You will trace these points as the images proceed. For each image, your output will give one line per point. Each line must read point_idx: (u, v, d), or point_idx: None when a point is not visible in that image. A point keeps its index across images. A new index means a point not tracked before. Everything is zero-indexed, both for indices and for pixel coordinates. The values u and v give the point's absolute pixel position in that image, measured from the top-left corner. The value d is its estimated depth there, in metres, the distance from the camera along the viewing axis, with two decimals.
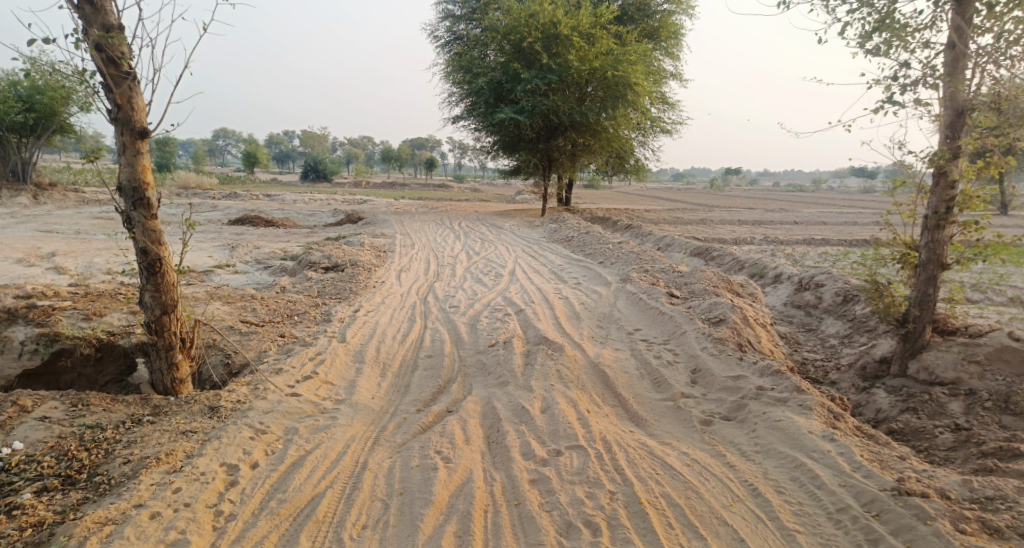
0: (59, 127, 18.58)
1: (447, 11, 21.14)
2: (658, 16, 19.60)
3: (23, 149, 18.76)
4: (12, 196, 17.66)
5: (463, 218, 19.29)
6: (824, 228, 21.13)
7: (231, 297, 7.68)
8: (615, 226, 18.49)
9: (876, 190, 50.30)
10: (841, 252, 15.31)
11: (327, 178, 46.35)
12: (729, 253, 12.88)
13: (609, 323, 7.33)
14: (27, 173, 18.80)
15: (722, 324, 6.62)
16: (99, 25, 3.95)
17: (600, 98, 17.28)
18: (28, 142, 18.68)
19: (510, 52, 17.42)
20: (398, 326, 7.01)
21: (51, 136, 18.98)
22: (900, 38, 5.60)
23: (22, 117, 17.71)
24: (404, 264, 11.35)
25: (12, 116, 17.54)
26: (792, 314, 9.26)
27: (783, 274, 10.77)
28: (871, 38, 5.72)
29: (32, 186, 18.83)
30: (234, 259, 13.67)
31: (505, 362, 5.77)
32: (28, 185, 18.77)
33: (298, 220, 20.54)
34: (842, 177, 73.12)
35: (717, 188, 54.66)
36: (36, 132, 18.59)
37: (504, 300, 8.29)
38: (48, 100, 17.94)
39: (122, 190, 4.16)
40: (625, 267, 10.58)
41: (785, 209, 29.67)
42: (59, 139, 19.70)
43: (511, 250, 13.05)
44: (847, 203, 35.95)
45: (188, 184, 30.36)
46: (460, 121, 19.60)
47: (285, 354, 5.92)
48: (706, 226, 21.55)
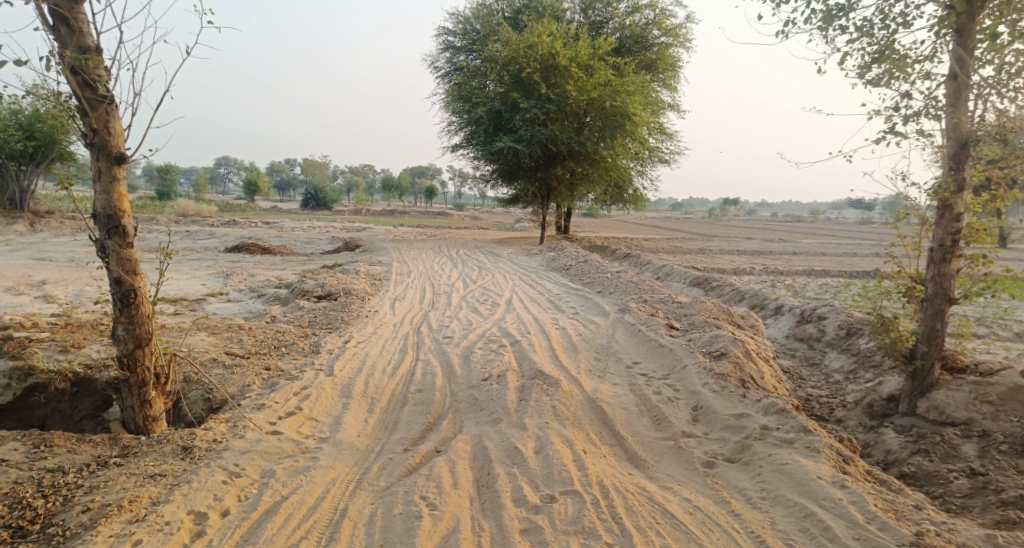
0: (59, 154, 18.54)
1: (447, 42, 21.29)
2: (656, 48, 19.75)
3: (23, 177, 18.70)
4: (8, 223, 17.51)
5: (461, 246, 19.15)
6: (824, 258, 21.00)
7: (218, 328, 7.46)
8: (614, 255, 18.36)
9: (873, 221, 50.45)
10: (842, 283, 15.15)
11: (327, 206, 46.40)
12: (729, 284, 12.71)
13: (607, 356, 7.10)
14: (25, 201, 18.69)
15: (723, 359, 6.41)
16: (75, 48, 3.81)
17: (598, 128, 17.28)
18: (27, 169, 18.62)
19: (509, 83, 17.48)
20: (389, 358, 6.78)
21: (50, 163, 18.93)
22: (901, 69, 5.49)
23: (22, 145, 17.67)
24: (399, 292, 11.14)
25: (12, 143, 17.50)
26: (795, 347, 9.05)
27: (785, 306, 10.57)
28: (872, 68, 5.61)
29: (29, 213, 18.70)
30: (228, 287, 13.46)
31: (498, 397, 5.53)
32: (25, 212, 18.64)
33: (295, 248, 20.39)
34: (840, 207, 73.58)
35: (715, 217, 54.75)
36: (35, 159, 18.55)
37: (499, 331, 8.07)
38: (49, 128, 17.93)
39: (97, 218, 3.98)
40: (624, 297, 10.39)
41: (784, 239, 29.63)
42: (58, 167, 19.64)
43: (508, 279, 12.86)
44: (846, 234, 35.95)
45: (187, 211, 30.30)
46: (459, 150, 19.58)
47: (268, 388, 5.68)
48: (705, 255, 21.43)
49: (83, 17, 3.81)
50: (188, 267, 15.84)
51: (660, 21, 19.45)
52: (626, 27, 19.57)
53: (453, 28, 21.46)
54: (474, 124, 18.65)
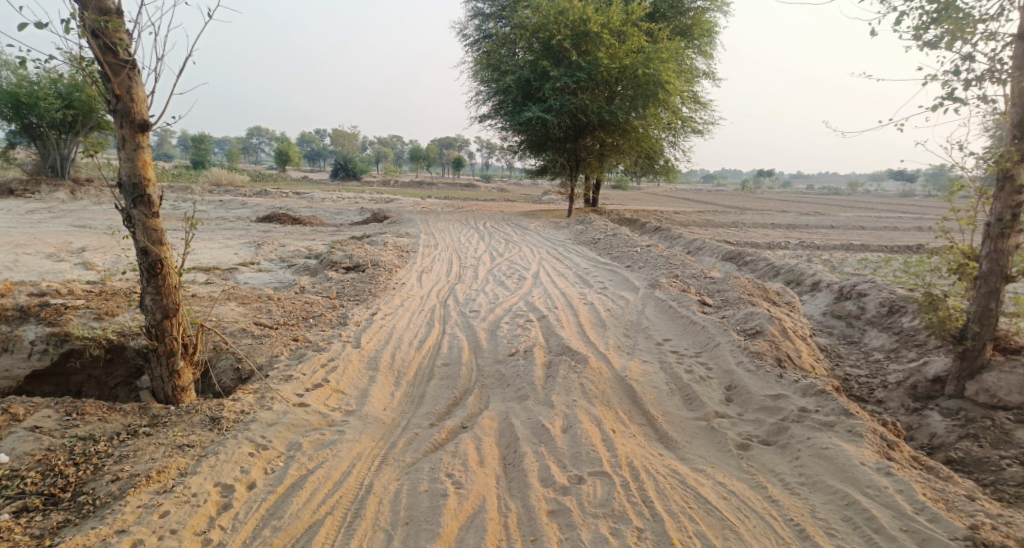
0: (97, 123, 18.79)
1: (476, 9, 20.87)
2: (692, 14, 19.08)
3: (63, 145, 19.03)
4: (49, 191, 17.84)
5: (489, 217, 18.99)
6: (862, 233, 20.36)
7: (248, 298, 7.49)
8: (644, 228, 18.04)
9: (914, 194, 48.79)
10: (882, 258, 14.66)
11: (357, 176, 46.55)
12: (763, 259, 12.37)
13: (637, 332, 6.95)
14: (65, 170, 19.05)
15: (758, 337, 6.21)
16: (96, 10, 3.74)
17: (630, 97, 16.84)
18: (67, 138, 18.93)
19: (539, 50, 17.07)
20: (415, 331, 6.73)
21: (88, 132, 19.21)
22: (961, 30, 5.14)
23: (61, 114, 17.93)
24: (426, 265, 11.08)
25: (52, 112, 17.77)
26: (832, 324, 8.77)
27: (822, 282, 10.24)
28: (929, 28, 5.27)
29: (68, 181, 19.04)
30: (259, 257, 13.56)
31: (525, 373, 5.44)
32: (65, 180, 18.98)
33: (324, 218, 20.46)
34: (879, 180, 71.37)
35: (747, 190, 53.47)
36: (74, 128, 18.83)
37: (526, 305, 7.95)
38: (86, 97, 18.19)
39: (122, 187, 3.93)
40: (654, 271, 10.17)
41: (820, 213, 28.81)
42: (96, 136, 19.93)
43: (536, 252, 12.72)
44: (884, 207, 34.87)
45: (220, 181, 30.62)
46: (488, 120, 19.31)
47: (296, 359, 5.67)
48: (738, 229, 20.95)
49: None
50: (221, 236, 16.00)
51: None
52: None
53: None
54: (503, 93, 18.33)
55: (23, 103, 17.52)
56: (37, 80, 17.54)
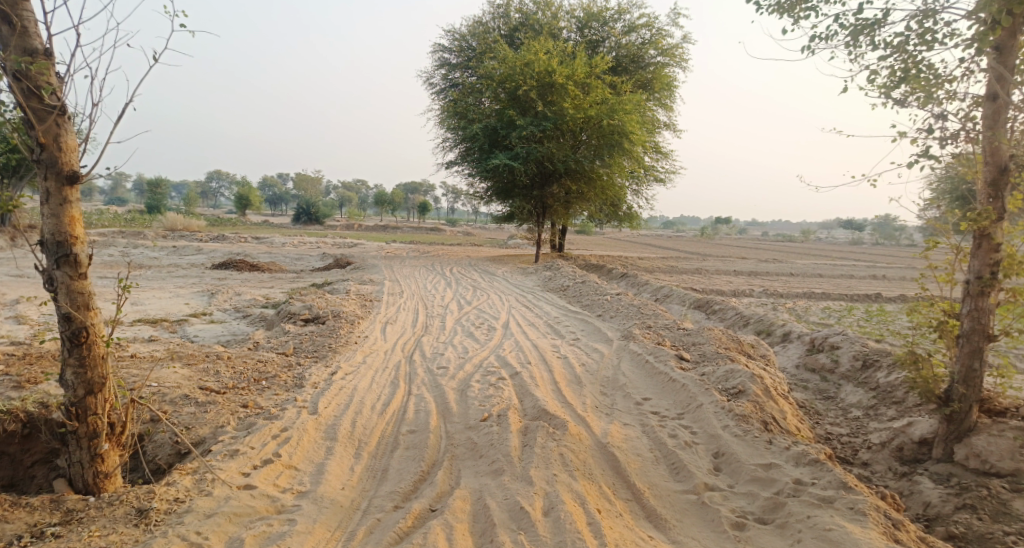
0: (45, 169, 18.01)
1: (442, 59, 20.97)
2: (652, 68, 19.51)
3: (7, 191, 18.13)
4: None
5: (454, 263, 18.63)
6: (822, 280, 20.69)
7: (194, 358, 6.90)
8: (610, 274, 17.93)
9: (863, 242, 50.52)
10: (845, 307, 14.80)
11: (319, 221, 45.87)
12: (732, 307, 12.27)
13: (614, 390, 6.59)
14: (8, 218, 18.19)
15: (742, 397, 5.91)
16: (18, 50, 3.32)
17: (595, 146, 16.96)
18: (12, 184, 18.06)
19: (505, 100, 17.08)
20: (378, 393, 6.23)
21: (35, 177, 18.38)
22: (931, 89, 5.08)
23: (7, 159, 17.13)
24: (390, 315, 10.61)
25: None
26: (807, 377, 8.56)
27: (793, 333, 10.10)
28: (899, 87, 5.22)
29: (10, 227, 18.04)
30: (212, 307, 12.86)
31: (499, 442, 5.01)
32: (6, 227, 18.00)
33: (285, 264, 19.82)
34: (831, 227, 73.93)
35: (706, 235, 54.54)
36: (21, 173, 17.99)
37: (497, 360, 7.53)
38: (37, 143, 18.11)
39: (44, 245, 3.46)
40: (626, 322, 9.89)
41: (779, 260, 29.35)
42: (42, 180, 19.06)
43: (504, 300, 12.37)
44: (838, 254, 35.85)
45: (176, 226, 29.58)
46: (454, 167, 19.16)
47: (245, 430, 5.13)
48: (702, 275, 21.04)
49: (28, 14, 3.32)
50: (172, 285, 15.22)
51: (656, 41, 19.25)
52: (622, 46, 19.37)
53: (448, 45, 21.15)
54: (469, 141, 18.23)
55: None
56: None
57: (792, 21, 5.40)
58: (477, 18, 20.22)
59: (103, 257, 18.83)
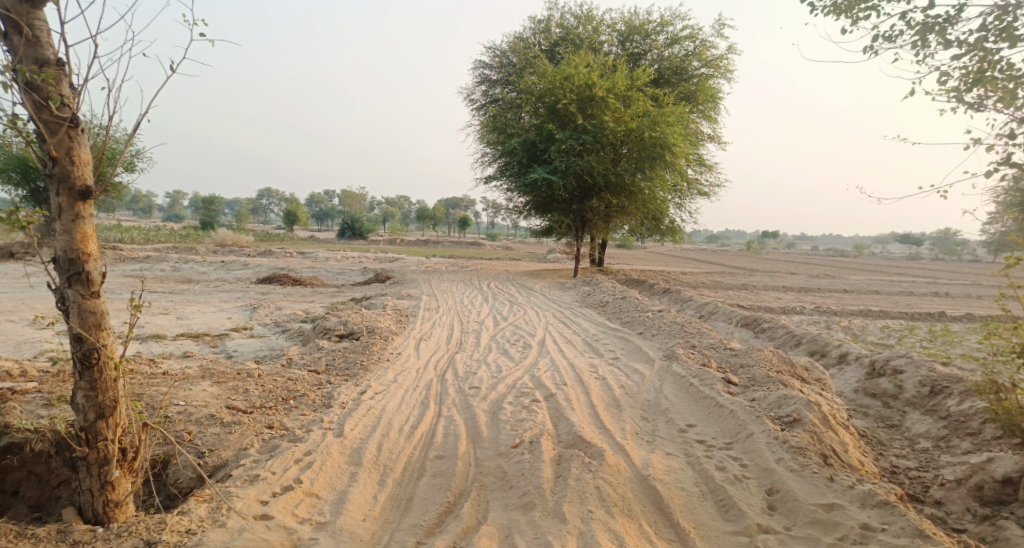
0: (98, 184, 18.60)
1: (483, 75, 20.92)
2: (695, 80, 19.03)
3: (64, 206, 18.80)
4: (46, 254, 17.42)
5: (493, 278, 18.39)
6: (878, 297, 19.72)
7: (224, 376, 6.76)
8: (652, 290, 17.43)
9: (920, 257, 48.42)
10: (904, 326, 13.98)
11: (362, 236, 46.43)
12: (782, 326, 11.66)
13: (656, 415, 6.20)
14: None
15: (797, 427, 5.45)
16: (29, 60, 3.21)
17: (636, 159, 16.61)
18: None
19: (544, 114, 16.85)
20: (407, 414, 5.98)
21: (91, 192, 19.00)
22: (1010, 90, 4.58)
23: None
24: (425, 331, 10.39)
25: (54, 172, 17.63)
26: (866, 402, 7.98)
27: (851, 355, 9.48)
28: (974, 88, 4.73)
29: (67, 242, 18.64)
30: (252, 321, 12.91)
31: (531, 472, 4.68)
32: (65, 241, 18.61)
33: (326, 279, 19.93)
34: (886, 242, 71.15)
35: (752, 250, 53.14)
36: None
37: (532, 381, 7.19)
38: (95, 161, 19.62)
39: (56, 262, 3.31)
40: (669, 340, 9.44)
41: (831, 275, 28.24)
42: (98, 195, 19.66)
43: (542, 316, 12.05)
44: (894, 270, 34.33)
45: (225, 241, 30.21)
46: (493, 182, 19.00)
47: (267, 453, 4.94)
48: (749, 291, 20.29)
49: (40, 24, 3.22)
50: (216, 299, 15.38)
51: (700, 52, 18.82)
52: (664, 58, 19.01)
53: (489, 61, 21.12)
54: (508, 155, 18.02)
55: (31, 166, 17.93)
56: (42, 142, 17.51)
57: (851, 22, 4.97)
58: (517, 34, 20.14)
59: (153, 271, 19.29)
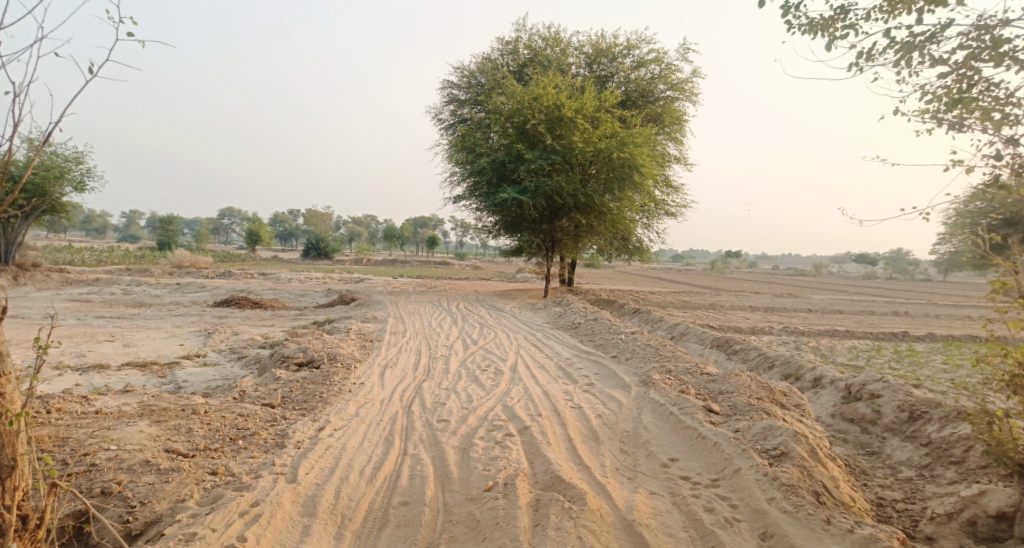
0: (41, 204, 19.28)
1: (451, 95, 20.65)
2: (662, 102, 19.06)
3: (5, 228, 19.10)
4: None
5: (462, 299, 17.95)
6: (842, 317, 19.86)
7: (166, 414, 6.17)
8: (622, 310, 17.19)
9: (877, 277, 49.63)
10: (872, 346, 13.98)
11: (328, 256, 45.48)
12: (754, 348, 11.47)
13: (636, 448, 5.83)
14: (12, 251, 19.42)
15: (785, 461, 5.13)
16: None
17: (604, 180, 16.46)
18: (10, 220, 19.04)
19: (513, 134, 16.61)
20: (369, 453, 5.49)
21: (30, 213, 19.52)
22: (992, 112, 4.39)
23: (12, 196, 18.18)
24: (391, 357, 9.88)
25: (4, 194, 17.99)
26: (845, 428, 7.73)
27: (825, 378, 9.26)
28: (953, 109, 4.56)
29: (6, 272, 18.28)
30: (207, 347, 12.20)
31: (506, 521, 4.28)
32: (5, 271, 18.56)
33: (288, 301, 19.20)
34: (843, 261, 72.96)
35: (716, 270, 53.69)
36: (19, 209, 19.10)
37: (505, 412, 6.74)
38: (41, 179, 18.92)
39: None
40: (643, 364, 9.12)
41: (794, 294, 28.54)
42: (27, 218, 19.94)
43: (512, 338, 11.64)
44: (854, 289, 34.98)
45: (183, 262, 29.12)
46: (461, 202, 18.64)
47: (208, 506, 4.45)
48: (717, 311, 20.23)
49: None
50: (168, 324, 14.56)
51: (666, 75, 18.87)
52: (631, 81, 19.00)
53: (457, 81, 20.87)
54: (476, 175, 17.72)
55: None
56: None
57: (829, 39, 4.76)
58: (485, 54, 19.94)
59: (102, 295, 18.30)
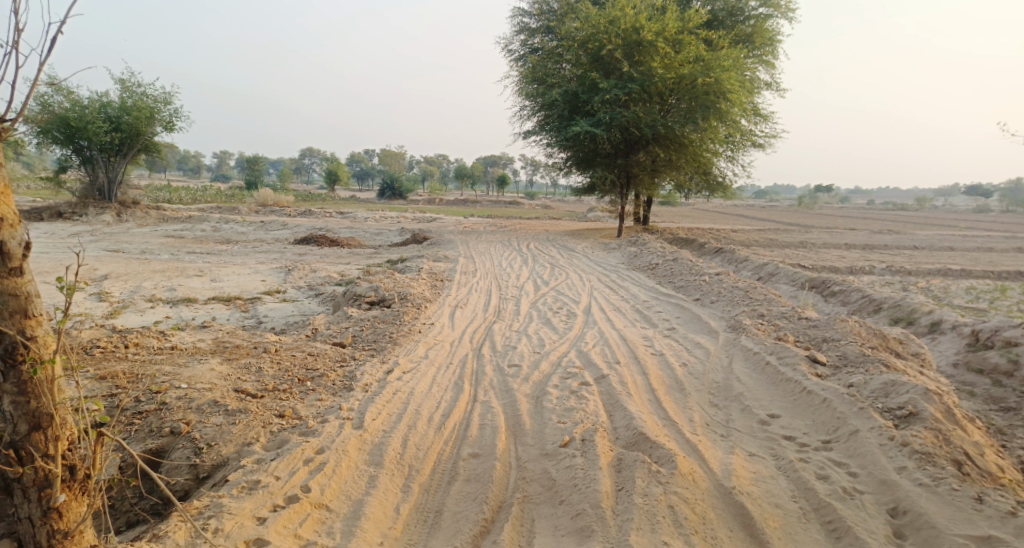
0: (141, 145, 20.27)
1: (522, 23, 19.53)
2: (752, 21, 17.30)
3: (109, 169, 20.35)
4: (96, 216, 18.95)
5: (534, 238, 17.37)
6: (952, 255, 17.99)
7: (236, 352, 6.03)
8: (703, 250, 16.19)
9: (986, 210, 45.17)
10: (992, 288, 12.48)
11: (403, 196, 45.74)
12: (856, 290, 10.39)
13: (730, 401, 5.22)
14: (115, 190, 20.56)
15: (915, 423, 4.40)
16: None
17: (686, 109, 15.20)
18: (115, 161, 20.28)
19: (587, 62, 15.53)
20: (439, 399, 5.14)
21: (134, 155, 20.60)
22: None
23: (109, 136, 19.24)
24: (462, 297, 9.54)
25: (101, 135, 19.10)
26: (971, 381, 6.75)
27: (944, 324, 8.18)
28: None
29: (106, 213, 19.16)
30: (286, 284, 12.29)
31: (587, 483, 3.86)
32: (104, 210, 19.45)
33: (364, 239, 19.25)
34: (948, 194, 67.08)
35: (805, 206, 50.27)
36: (122, 151, 20.26)
37: (580, 358, 6.25)
38: (132, 120, 19.45)
39: None
40: (731, 307, 8.36)
41: (895, 231, 26.26)
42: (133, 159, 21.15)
43: (587, 279, 11.05)
44: (963, 224, 31.90)
45: (266, 201, 29.85)
46: (532, 137, 17.81)
47: (273, 451, 4.24)
48: (808, 250, 18.74)
49: None
50: (251, 261, 14.81)
51: None
52: None
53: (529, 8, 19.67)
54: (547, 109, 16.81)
55: (74, 126, 18.85)
56: (87, 104, 18.88)
57: None
58: None
59: (192, 231, 18.89)
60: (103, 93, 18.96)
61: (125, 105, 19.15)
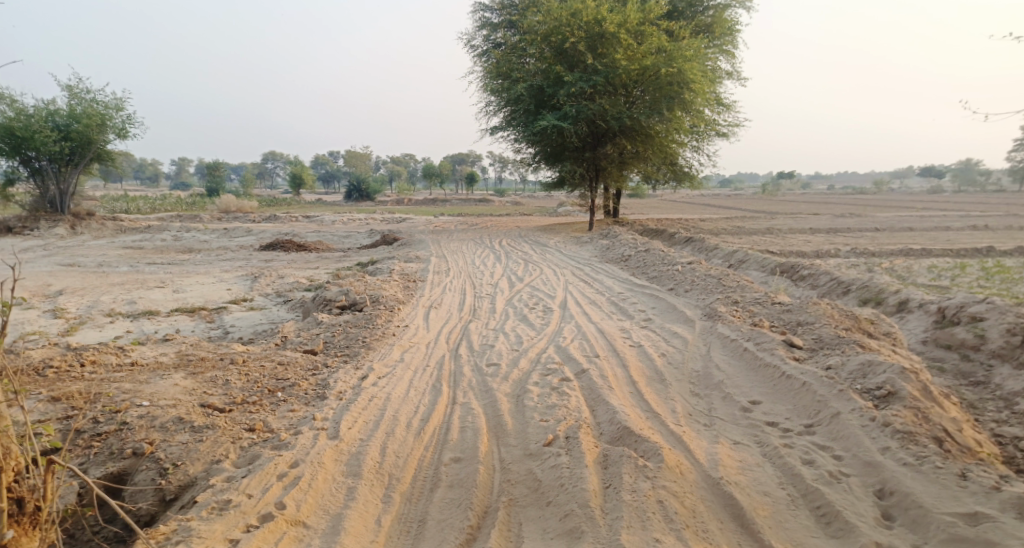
0: (94, 154, 19.58)
1: (485, 18, 19.38)
2: (712, 11, 17.45)
3: (61, 180, 19.62)
4: (50, 230, 18.25)
5: (504, 235, 17.26)
6: (913, 235, 18.41)
7: (201, 365, 5.80)
8: (673, 240, 16.28)
9: (941, 190, 46.50)
10: (954, 265, 12.76)
11: (369, 197, 45.19)
12: (825, 273, 10.51)
13: (712, 390, 5.18)
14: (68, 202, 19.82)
15: (895, 402, 4.42)
16: None
17: (651, 101, 15.23)
18: (66, 172, 19.55)
19: (551, 56, 15.47)
20: (416, 404, 5.01)
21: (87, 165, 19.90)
22: None
23: (59, 146, 18.54)
24: (434, 297, 9.39)
25: (51, 144, 18.41)
26: (941, 357, 6.85)
27: (912, 302, 8.31)
28: None
29: (61, 226, 18.48)
30: (253, 291, 11.98)
31: (573, 482, 3.78)
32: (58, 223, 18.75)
33: (331, 243, 18.91)
34: (904, 176, 68.93)
35: (770, 193, 51.07)
36: (74, 160, 19.55)
37: (558, 353, 6.17)
38: (84, 128, 18.77)
39: None
40: (705, 296, 8.38)
41: (857, 213, 26.81)
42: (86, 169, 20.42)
43: (560, 274, 10.98)
44: (920, 205, 32.75)
45: (228, 208, 29.16)
46: (499, 133, 17.68)
47: (244, 468, 4.06)
48: (775, 236, 18.98)
49: None
50: (215, 270, 14.41)
51: None
52: None
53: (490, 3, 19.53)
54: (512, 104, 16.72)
55: (21, 136, 18.13)
56: (35, 113, 18.18)
57: None
58: None
59: (153, 242, 18.32)
60: (51, 100, 18.28)
61: (74, 112, 18.46)
